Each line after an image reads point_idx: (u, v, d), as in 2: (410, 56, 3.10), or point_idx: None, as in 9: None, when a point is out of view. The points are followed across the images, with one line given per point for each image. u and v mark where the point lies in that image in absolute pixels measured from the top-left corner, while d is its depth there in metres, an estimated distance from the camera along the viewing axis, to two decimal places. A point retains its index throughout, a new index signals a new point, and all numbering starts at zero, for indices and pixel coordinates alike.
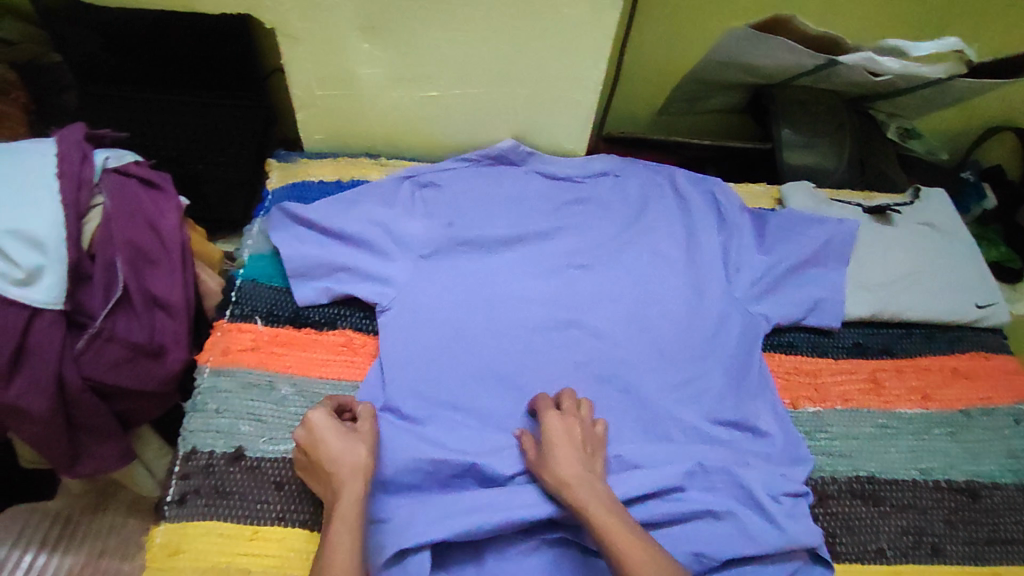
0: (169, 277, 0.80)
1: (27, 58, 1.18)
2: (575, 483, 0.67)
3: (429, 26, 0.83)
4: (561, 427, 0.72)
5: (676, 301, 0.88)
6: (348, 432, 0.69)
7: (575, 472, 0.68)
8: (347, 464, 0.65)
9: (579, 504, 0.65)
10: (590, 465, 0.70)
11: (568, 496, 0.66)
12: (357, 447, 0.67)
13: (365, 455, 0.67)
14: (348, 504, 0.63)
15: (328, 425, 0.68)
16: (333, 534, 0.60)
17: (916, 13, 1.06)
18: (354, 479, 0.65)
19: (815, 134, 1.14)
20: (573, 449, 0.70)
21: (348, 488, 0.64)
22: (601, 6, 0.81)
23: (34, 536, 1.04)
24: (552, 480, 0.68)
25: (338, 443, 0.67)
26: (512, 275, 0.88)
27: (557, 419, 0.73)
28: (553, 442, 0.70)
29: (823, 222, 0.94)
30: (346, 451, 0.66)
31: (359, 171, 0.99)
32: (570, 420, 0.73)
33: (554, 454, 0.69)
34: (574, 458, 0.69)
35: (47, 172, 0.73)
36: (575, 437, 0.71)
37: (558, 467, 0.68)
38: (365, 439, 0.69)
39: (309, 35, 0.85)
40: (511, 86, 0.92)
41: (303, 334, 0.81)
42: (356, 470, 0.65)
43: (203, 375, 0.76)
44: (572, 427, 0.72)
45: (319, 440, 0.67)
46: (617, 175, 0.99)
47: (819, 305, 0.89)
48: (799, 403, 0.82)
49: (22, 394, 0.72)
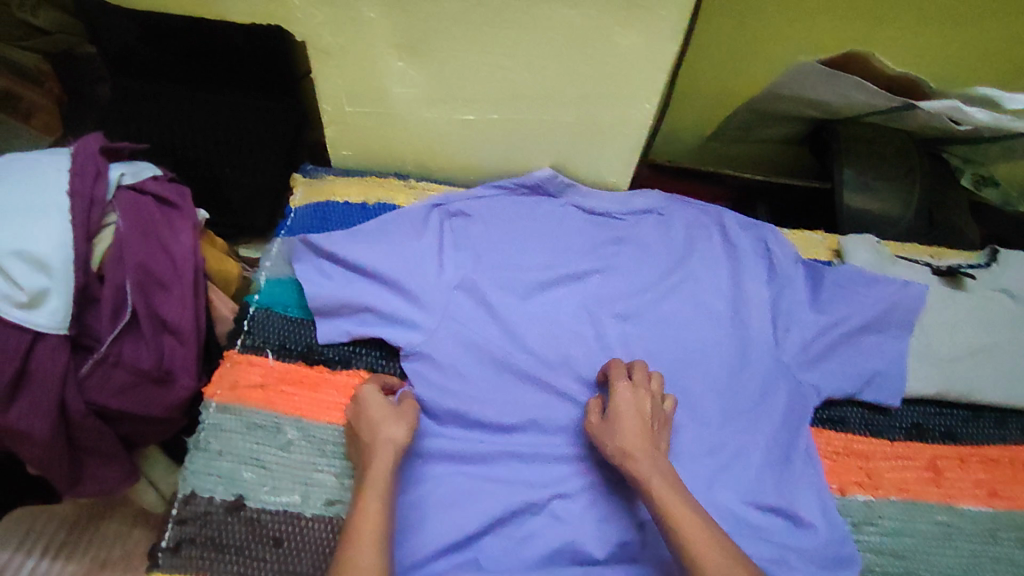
0: (179, 301, 0.76)
1: (61, 48, 1.15)
2: (638, 456, 0.67)
3: (470, 49, 0.77)
4: (632, 399, 0.71)
5: (719, 363, 0.81)
6: (392, 409, 0.70)
7: (640, 445, 0.68)
8: (381, 440, 0.67)
9: (636, 473, 0.66)
10: (652, 439, 0.70)
11: (628, 467, 0.67)
12: (397, 425, 0.69)
13: (403, 434, 0.68)
14: (380, 476, 0.65)
15: (376, 396, 0.71)
16: (363, 501, 0.62)
17: (1008, 53, 0.96)
18: (387, 454, 0.66)
19: (881, 177, 1.04)
20: (643, 425, 0.70)
21: (380, 459, 0.66)
22: (659, 39, 0.73)
23: (38, 542, 0.97)
24: (614, 449, 0.69)
25: (379, 415, 0.69)
26: (554, 318, 0.83)
27: (627, 391, 0.72)
28: (622, 414, 0.70)
29: (887, 284, 0.86)
30: (383, 425, 0.68)
31: (386, 193, 0.93)
32: (641, 393, 0.72)
33: (621, 424, 0.70)
34: (642, 434, 0.69)
35: (58, 189, 0.70)
36: (646, 412, 0.71)
37: (624, 436, 0.69)
38: (407, 419, 0.70)
39: (341, 49, 0.79)
40: (554, 115, 0.85)
41: (315, 373, 0.76)
42: (391, 447, 0.67)
43: (209, 411, 0.72)
44: (643, 400, 0.72)
45: (364, 408, 0.70)
46: (661, 214, 0.92)
47: (877, 379, 0.81)
48: (848, 490, 0.75)
49: (21, 418, 0.68)
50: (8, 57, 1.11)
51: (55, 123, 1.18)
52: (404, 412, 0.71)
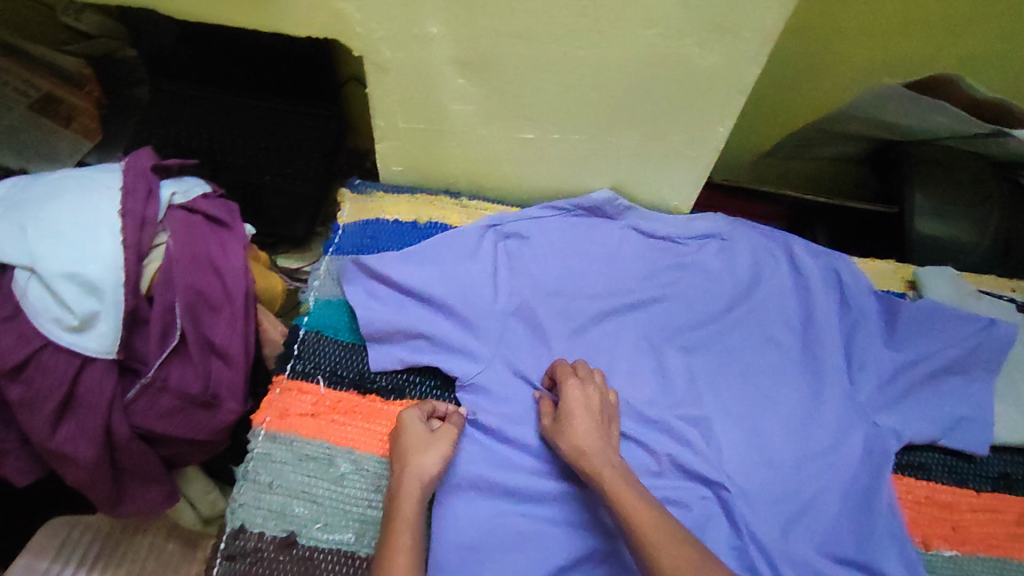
0: (228, 324, 0.73)
1: (104, 52, 1.12)
2: (591, 452, 0.66)
3: (536, 66, 0.73)
4: (581, 396, 0.70)
5: (790, 403, 0.77)
6: (427, 436, 0.67)
7: (592, 440, 0.67)
8: (410, 470, 0.64)
9: (591, 471, 0.65)
10: (606, 434, 0.69)
11: (583, 465, 0.65)
12: (427, 454, 0.65)
13: (434, 464, 0.65)
14: (409, 507, 0.62)
15: (417, 421, 0.68)
16: (393, 536, 0.60)
17: None
18: (415, 486, 0.64)
19: (955, 203, 0.97)
20: (593, 420, 0.69)
21: (408, 491, 0.63)
22: (743, 61, 0.70)
23: (75, 553, 0.89)
24: (569, 449, 0.67)
25: (412, 443, 0.66)
26: (613, 349, 0.80)
27: (576, 389, 0.70)
28: (572, 411, 0.68)
29: (969, 322, 0.81)
30: (413, 454, 0.65)
31: (438, 212, 0.90)
32: (590, 389, 0.71)
33: (571, 423, 0.68)
34: (593, 430, 0.68)
35: (110, 208, 0.67)
36: (594, 406, 0.70)
37: (575, 435, 0.67)
38: (440, 448, 0.66)
39: (400, 65, 0.75)
40: (619, 135, 0.81)
41: (368, 403, 0.73)
42: (419, 477, 0.64)
43: (258, 440, 0.69)
44: (592, 395, 0.70)
45: (399, 433, 0.67)
46: (725, 239, 0.88)
47: (961, 424, 0.76)
48: (933, 543, 0.70)
49: (67, 440, 0.66)
50: (54, 62, 1.08)
51: (96, 128, 1.11)
52: (439, 438, 0.67)
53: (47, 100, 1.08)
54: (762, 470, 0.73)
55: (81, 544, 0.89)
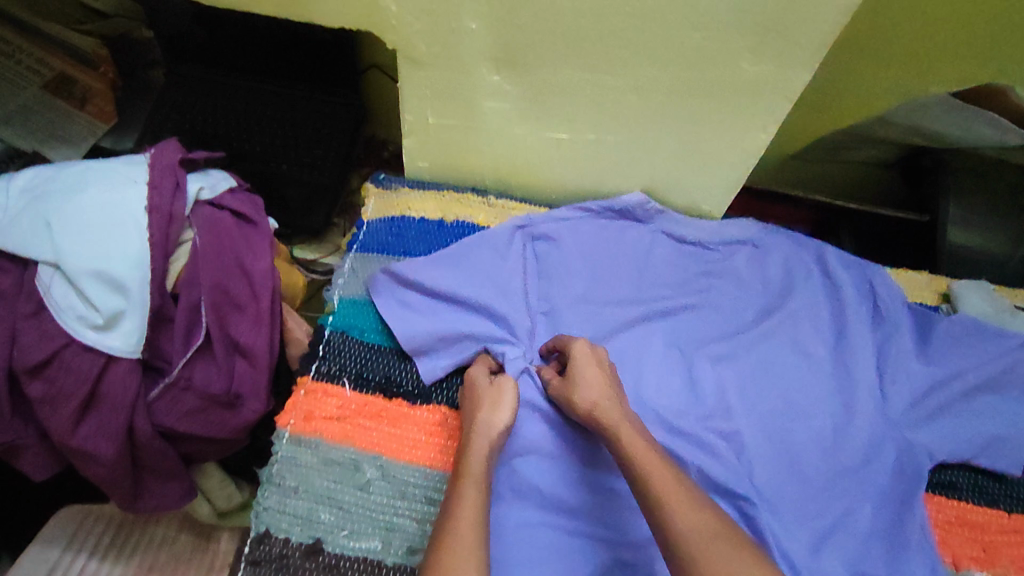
0: (254, 324, 0.71)
1: (117, 32, 1.10)
2: (603, 402, 0.65)
3: (575, 63, 0.71)
4: (590, 349, 0.70)
5: (821, 415, 0.76)
6: (492, 391, 0.68)
7: (605, 394, 0.66)
8: (479, 424, 0.65)
9: (607, 420, 0.64)
10: (613, 385, 0.68)
11: (598, 416, 0.64)
12: (495, 411, 0.66)
13: (502, 420, 0.66)
14: (477, 459, 0.62)
15: (482, 377, 0.70)
16: (461, 486, 0.59)
17: None
18: (485, 439, 0.64)
19: (997, 214, 0.95)
20: (600, 369, 0.69)
21: (477, 444, 0.63)
22: (791, 67, 0.68)
23: (87, 542, 0.86)
24: (579, 405, 0.66)
25: (480, 401, 0.67)
26: (641, 359, 0.78)
27: (584, 344, 0.71)
28: (582, 364, 0.68)
29: (1007, 338, 0.80)
30: (484, 410, 0.66)
31: (464, 211, 0.88)
32: (596, 346, 0.72)
33: (582, 375, 0.67)
34: (603, 381, 0.67)
35: (135, 204, 0.66)
36: (602, 358, 0.70)
37: (588, 388, 0.66)
38: (507, 405, 0.67)
39: (435, 60, 0.73)
40: (655, 138, 0.79)
41: (395, 407, 0.72)
42: (488, 432, 0.64)
43: (282, 442, 0.68)
44: (597, 348, 0.71)
45: (472, 388, 0.69)
46: (757, 246, 0.86)
47: (997, 443, 0.75)
48: (963, 564, 0.70)
49: (88, 437, 0.65)
50: (67, 42, 1.04)
51: (110, 110, 1.06)
52: (506, 395, 0.68)
53: (60, 80, 1.03)
54: (791, 478, 0.72)
55: (93, 533, 0.87)
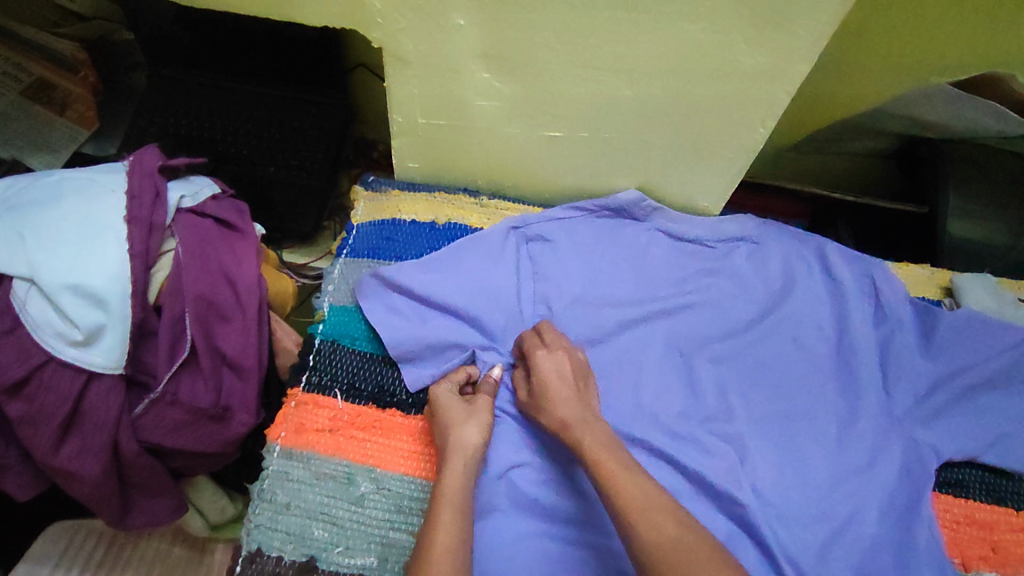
0: (241, 335, 0.69)
1: (97, 35, 1.06)
2: (574, 426, 0.64)
3: (565, 59, 0.69)
4: (552, 364, 0.69)
5: (825, 414, 0.75)
6: (465, 410, 0.67)
7: (572, 410, 0.65)
8: (452, 443, 0.64)
9: (575, 444, 0.63)
10: (584, 401, 0.67)
11: (568, 438, 0.64)
12: (467, 426, 0.65)
13: (475, 436, 0.65)
14: (452, 483, 0.61)
15: (451, 397, 0.68)
16: (437, 513, 0.58)
17: None
18: (457, 460, 0.63)
19: (994, 203, 0.93)
20: (566, 386, 0.67)
21: (452, 463, 0.62)
22: (790, 60, 0.66)
23: (78, 558, 0.84)
24: (550, 422, 0.65)
25: (450, 418, 0.66)
26: (639, 364, 0.76)
27: (546, 356, 0.69)
28: (546, 381, 0.67)
29: (1009, 332, 0.79)
30: (455, 426, 0.65)
31: (456, 212, 0.86)
32: (560, 355, 0.70)
33: (550, 393, 0.66)
34: (571, 399, 0.66)
35: (115, 214, 0.63)
36: (568, 372, 0.68)
37: (556, 407, 0.66)
38: (479, 419, 0.66)
39: (422, 58, 0.72)
40: (649, 134, 0.77)
41: (388, 418, 0.70)
42: (462, 451, 0.63)
43: (273, 456, 0.66)
44: (562, 363, 0.69)
45: (439, 410, 0.67)
46: (755, 243, 0.86)
47: (1003, 441, 0.74)
48: (972, 565, 0.68)
49: (72, 458, 0.62)
50: (48, 47, 1.00)
51: (92, 115, 1.04)
52: (477, 411, 0.67)
53: (40, 86, 1.00)
54: (791, 480, 0.71)
55: (84, 549, 0.85)
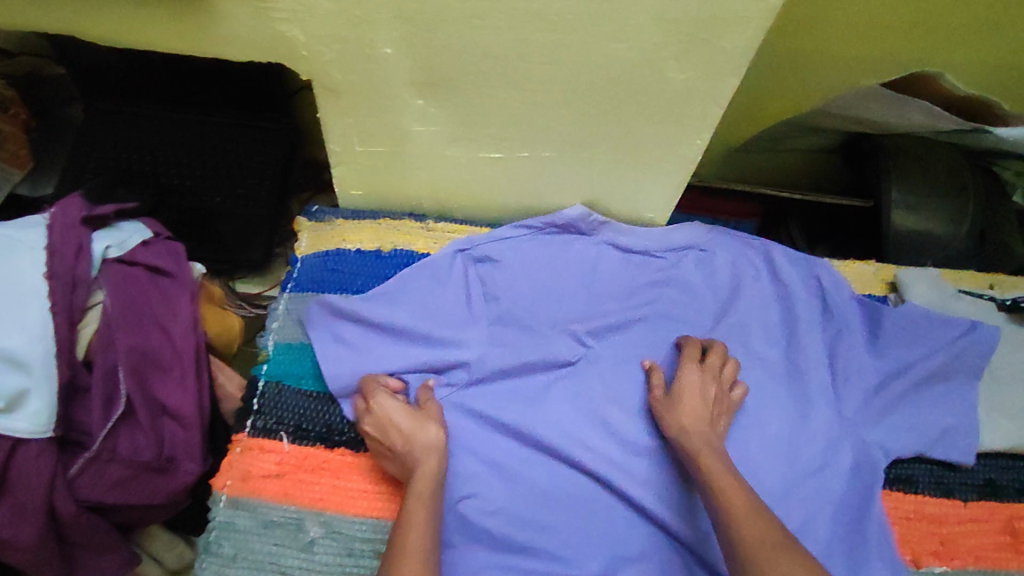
0: (179, 384, 0.67)
1: (26, 70, 1.01)
2: (690, 431, 0.69)
3: (498, 83, 0.68)
4: (696, 380, 0.73)
5: (776, 420, 0.75)
6: (416, 413, 0.68)
7: (698, 422, 0.70)
8: (415, 445, 0.65)
9: (693, 451, 0.68)
10: (713, 423, 0.71)
11: (681, 442, 0.69)
12: (428, 429, 0.67)
13: (437, 437, 0.66)
14: (424, 482, 0.63)
15: (396, 404, 0.68)
16: (409, 508, 0.61)
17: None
18: (426, 459, 0.65)
19: (933, 195, 0.95)
20: (702, 405, 0.71)
21: (424, 463, 0.64)
22: (720, 74, 0.66)
23: None
24: (671, 425, 0.70)
25: (407, 421, 0.67)
26: (599, 381, 0.77)
27: (694, 372, 0.73)
28: (684, 392, 0.72)
29: (953, 325, 0.80)
30: (417, 430, 0.66)
31: (401, 238, 0.84)
32: (707, 376, 0.73)
33: (681, 402, 0.71)
34: (701, 414, 0.71)
35: (34, 270, 0.61)
36: (710, 396, 0.72)
37: (682, 415, 0.70)
38: (436, 421, 0.68)
39: (353, 88, 0.70)
40: (590, 150, 0.77)
41: (337, 457, 0.68)
42: (429, 450, 0.65)
43: (219, 506, 0.65)
44: (708, 384, 0.73)
45: (386, 417, 0.67)
46: (703, 250, 0.85)
47: (947, 435, 0.75)
48: (923, 561, 0.69)
49: (4, 526, 0.60)
50: None
51: (26, 155, 0.99)
52: (427, 413, 0.68)
53: None
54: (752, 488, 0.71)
55: None
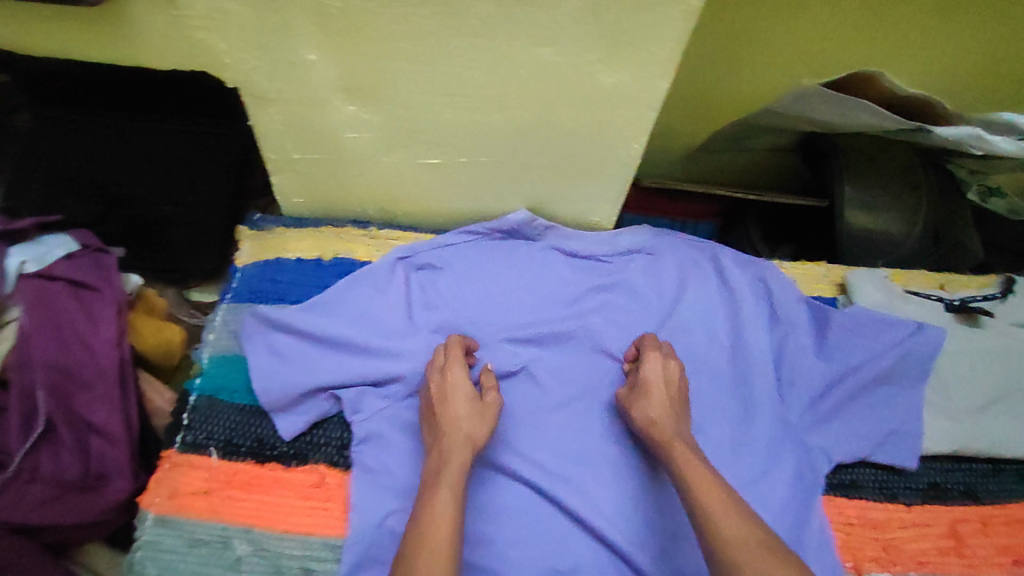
0: (103, 400, 0.66)
1: None
2: (661, 422, 0.67)
3: (427, 88, 0.67)
4: (661, 371, 0.72)
5: (719, 426, 0.74)
6: (478, 407, 0.68)
7: (664, 413, 0.68)
8: (460, 433, 0.65)
9: (663, 440, 0.65)
10: (679, 413, 0.69)
11: (653, 434, 0.67)
12: (477, 424, 0.66)
13: (482, 433, 0.66)
14: (453, 467, 0.62)
15: (461, 387, 0.68)
16: (433, 491, 0.59)
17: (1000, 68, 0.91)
18: (461, 450, 0.64)
19: (884, 195, 0.94)
20: (669, 395, 0.70)
21: (456, 450, 0.63)
22: (650, 76, 0.65)
23: None
24: (641, 419, 0.68)
25: (463, 409, 0.67)
26: (544, 388, 0.76)
27: (658, 363, 0.72)
28: (652, 382, 0.70)
29: (896, 326, 0.79)
30: (465, 421, 0.66)
31: (342, 246, 0.83)
32: (670, 366, 0.72)
33: (649, 393, 0.70)
34: (667, 405, 0.69)
35: None
36: (675, 384, 0.71)
37: (649, 407, 0.69)
38: (490, 419, 0.68)
39: (281, 95, 0.69)
40: (529, 155, 0.75)
41: (268, 472, 0.67)
42: (466, 440, 0.65)
43: (145, 525, 0.64)
44: (669, 371, 0.72)
45: (451, 396, 0.67)
46: (650, 254, 0.84)
47: (891, 437, 0.75)
48: (864, 568, 0.68)
49: None
50: None
51: None
52: (485, 409, 0.68)
53: None
54: None
55: None
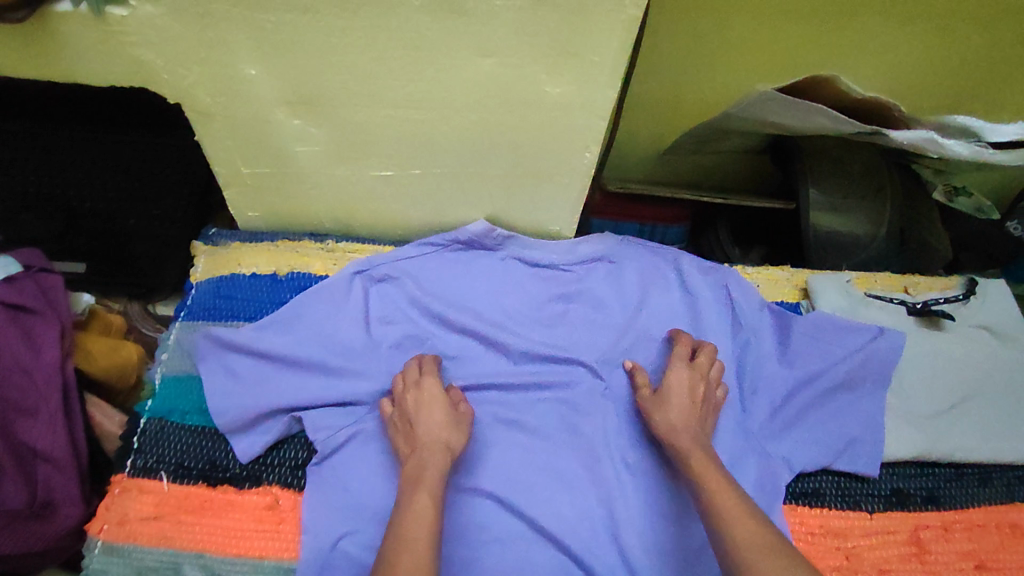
0: (47, 425, 0.64)
1: None
2: (679, 430, 0.68)
3: (372, 101, 0.66)
4: (687, 377, 0.72)
5: None
6: (450, 416, 0.68)
7: (687, 416, 0.69)
8: (432, 436, 0.66)
9: (681, 447, 0.66)
10: (700, 418, 0.70)
11: (673, 442, 0.67)
12: (451, 432, 0.67)
13: (458, 442, 0.67)
14: (433, 471, 0.62)
15: (435, 398, 0.69)
16: (415, 493, 0.59)
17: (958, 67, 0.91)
18: (434, 456, 0.64)
19: (848, 196, 0.93)
20: (691, 403, 0.70)
21: (433, 456, 0.64)
22: (595, 86, 0.64)
23: None
24: (662, 423, 0.69)
25: (437, 417, 0.67)
26: (504, 399, 0.75)
27: (683, 371, 0.72)
28: (675, 388, 0.71)
29: (858, 332, 0.80)
30: (439, 429, 0.67)
31: (297, 260, 0.82)
32: (696, 376, 0.72)
33: (671, 399, 0.70)
34: (690, 413, 0.69)
35: None
36: (698, 391, 0.71)
37: (672, 412, 0.69)
38: (464, 428, 0.69)
39: (224, 110, 0.68)
40: (482, 166, 0.74)
41: (221, 495, 0.66)
42: (439, 445, 0.65)
43: (92, 553, 0.62)
44: (697, 382, 0.72)
45: (426, 405, 0.68)
46: (612, 262, 0.84)
47: (854, 444, 0.74)
48: None
49: None
50: None
51: None
52: (459, 417, 0.69)
53: None
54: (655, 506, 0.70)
55: None
